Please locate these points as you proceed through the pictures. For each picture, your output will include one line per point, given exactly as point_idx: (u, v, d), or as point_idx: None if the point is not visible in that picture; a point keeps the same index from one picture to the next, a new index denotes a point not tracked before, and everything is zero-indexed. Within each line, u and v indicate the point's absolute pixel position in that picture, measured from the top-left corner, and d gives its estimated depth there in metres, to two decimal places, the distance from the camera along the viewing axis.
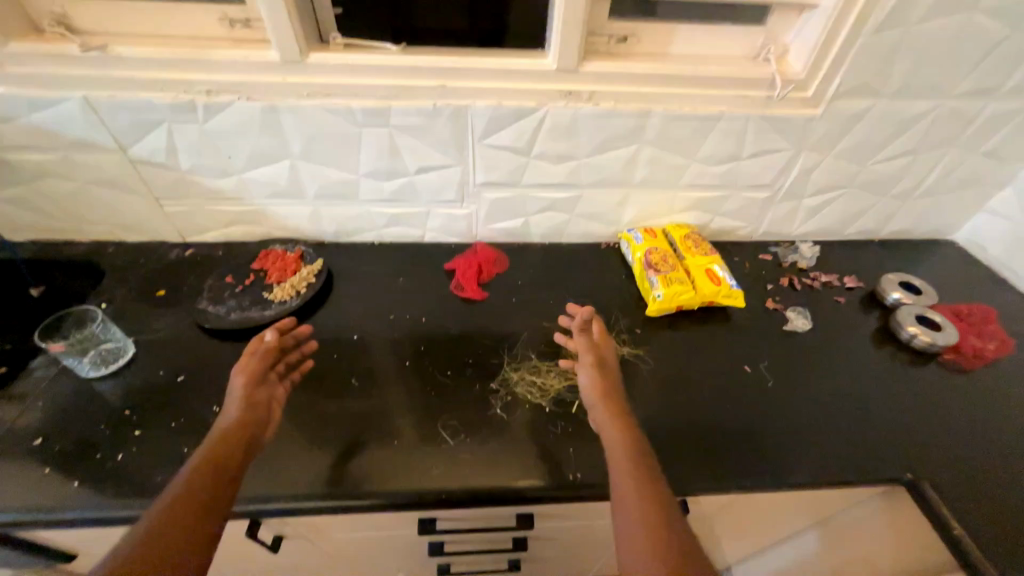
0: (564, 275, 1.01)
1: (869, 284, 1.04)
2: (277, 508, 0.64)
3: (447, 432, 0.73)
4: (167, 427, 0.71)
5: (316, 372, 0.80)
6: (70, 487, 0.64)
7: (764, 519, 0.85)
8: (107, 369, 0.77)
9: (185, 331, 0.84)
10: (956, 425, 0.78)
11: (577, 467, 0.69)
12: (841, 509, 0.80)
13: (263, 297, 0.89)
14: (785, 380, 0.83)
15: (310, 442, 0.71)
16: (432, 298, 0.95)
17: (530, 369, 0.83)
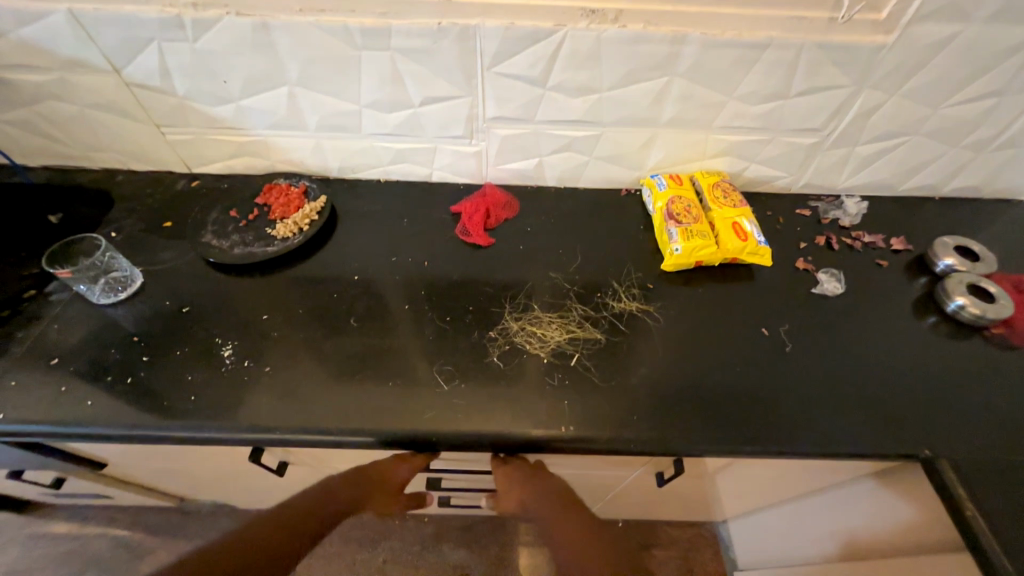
0: (577, 223, 0.95)
1: (918, 246, 0.93)
2: (275, 438, 0.66)
3: (442, 377, 0.72)
4: (172, 356, 0.73)
5: (316, 311, 0.80)
6: (85, 405, 0.67)
7: (763, 481, 0.84)
8: (114, 298, 0.78)
9: (190, 263, 0.85)
10: (993, 405, 0.71)
11: (571, 420, 0.68)
12: (847, 479, 0.77)
13: (266, 233, 0.88)
14: (804, 345, 0.77)
15: (307, 378, 0.72)
16: (437, 241, 0.91)
17: (532, 319, 0.80)
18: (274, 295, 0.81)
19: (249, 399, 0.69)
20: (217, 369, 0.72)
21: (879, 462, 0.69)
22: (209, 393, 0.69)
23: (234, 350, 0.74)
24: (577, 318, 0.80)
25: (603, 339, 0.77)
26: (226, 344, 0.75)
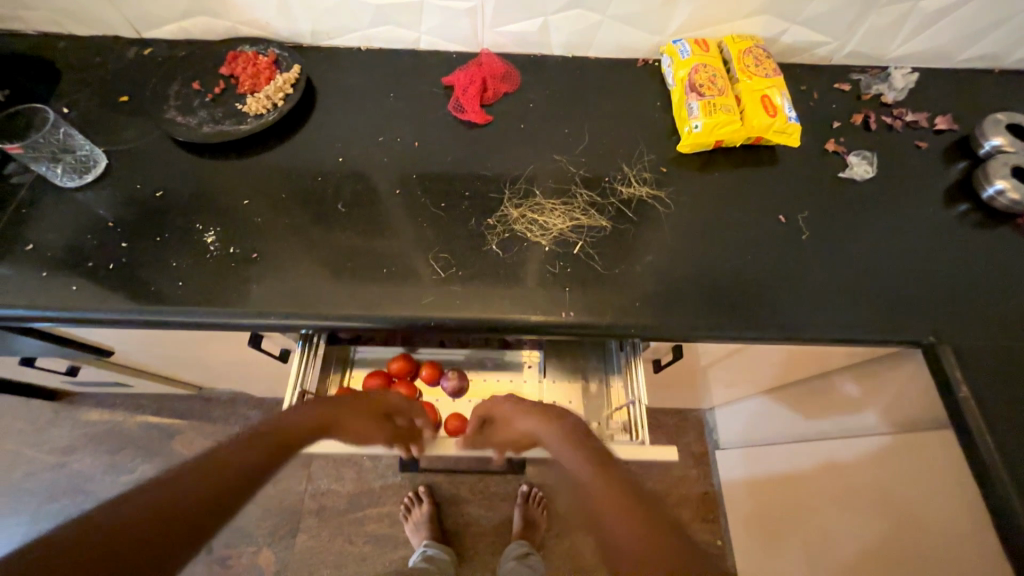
0: (585, 99, 0.84)
1: (965, 126, 0.83)
2: (272, 323, 0.66)
3: (439, 265, 0.69)
4: (153, 242, 0.69)
5: (301, 198, 0.74)
6: (71, 290, 0.65)
7: (758, 368, 0.86)
8: (80, 181, 0.72)
9: (157, 143, 0.77)
10: (1007, 293, 0.69)
11: (572, 306, 0.66)
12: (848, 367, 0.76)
13: (236, 109, 0.78)
14: (822, 233, 0.73)
15: (298, 266, 0.69)
16: (428, 120, 0.82)
17: (533, 205, 0.74)
18: (253, 179, 0.75)
19: (241, 285, 0.67)
20: (202, 256, 0.69)
21: (878, 347, 0.68)
22: (197, 279, 0.67)
23: (217, 237, 0.70)
24: (582, 204, 0.74)
25: (608, 226, 0.72)
26: (207, 231, 0.70)
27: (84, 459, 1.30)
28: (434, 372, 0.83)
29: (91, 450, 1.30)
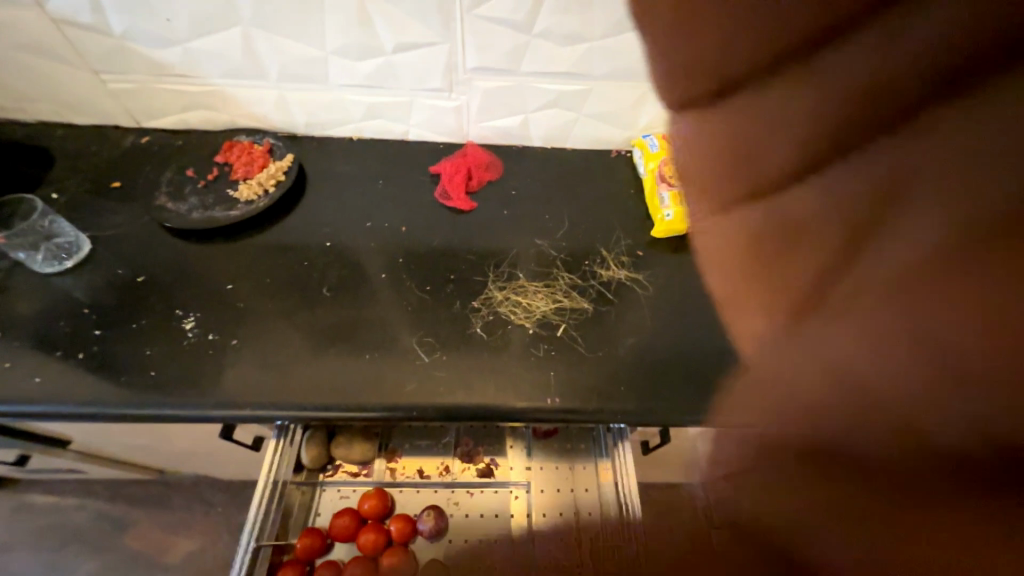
0: (562, 186, 0.90)
1: None
2: (246, 413, 0.63)
3: (423, 349, 0.69)
4: (128, 328, 0.68)
5: (286, 281, 0.75)
6: (33, 382, 0.62)
7: None
8: (60, 266, 0.72)
9: (145, 228, 0.77)
10: None
11: (556, 390, 0.66)
12: None
13: (228, 195, 0.81)
14: None
15: (277, 352, 0.68)
16: (415, 205, 0.85)
17: (516, 289, 0.76)
18: (239, 263, 0.76)
19: (216, 372, 0.65)
20: (180, 342, 0.67)
21: None
22: (172, 367, 0.65)
23: (197, 323, 0.69)
24: (563, 287, 0.76)
25: (590, 309, 0.74)
26: (187, 316, 0.69)
27: (20, 558, 1.16)
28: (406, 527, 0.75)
29: (29, 547, 1.17)
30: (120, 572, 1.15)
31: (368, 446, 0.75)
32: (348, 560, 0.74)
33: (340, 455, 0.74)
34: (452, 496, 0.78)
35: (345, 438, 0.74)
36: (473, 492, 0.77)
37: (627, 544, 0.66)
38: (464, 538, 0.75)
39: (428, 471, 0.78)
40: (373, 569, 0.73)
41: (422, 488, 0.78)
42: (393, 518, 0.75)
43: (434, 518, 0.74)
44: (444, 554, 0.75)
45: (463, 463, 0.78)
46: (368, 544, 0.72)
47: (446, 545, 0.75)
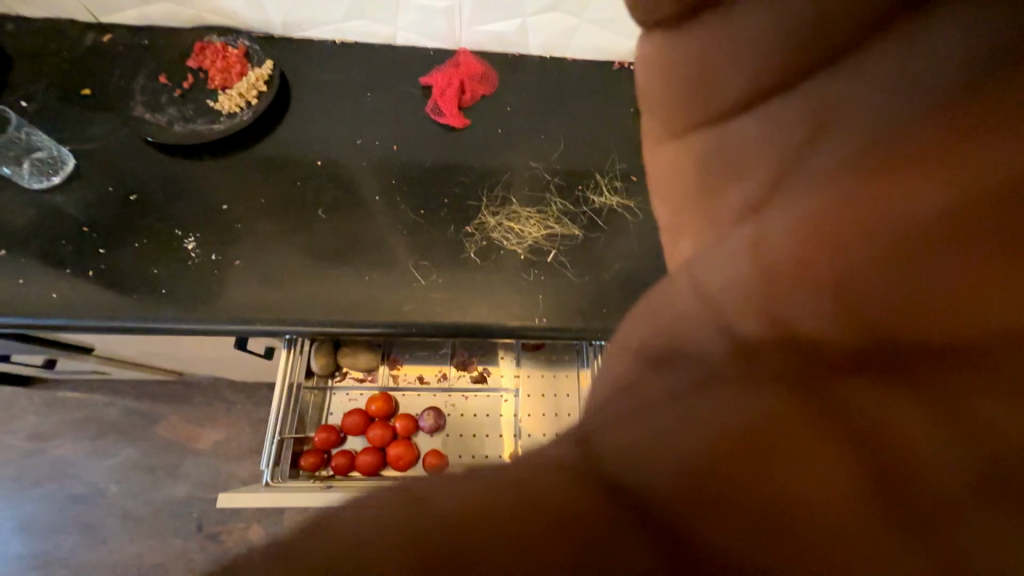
0: (560, 102, 0.86)
1: None
2: (257, 329, 0.68)
3: (420, 272, 0.72)
4: (131, 247, 0.69)
5: (281, 202, 0.75)
6: (49, 298, 0.66)
7: None
8: (48, 182, 0.71)
9: (127, 142, 0.75)
10: None
11: (545, 312, 0.71)
12: None
13: (208, 106, 0.77)
14: None
15: (281, 272, 0.71)
16: (405, 121, 0.82)
17: (509, 214, 0.77)
18: (230, 182, 0.75)
19: (224, 291, 0.69)
20: (184, 262, 0.69)
21: None
22: (180, 285, 0.68)
23: (198, 243, 0.71)
24: (556, 212, 0.78)
25: (581, 235, 0.76)
26: (187, 236, 0.71)
27: (63, 446, 1.30)
28: (409, 425, 0.85)
29: (70, 435, 1.31)
30: (156, 457, 1.31)
31: (372, 356, 0.81)
32: (360, 451, 0.85)
33: (347, 363, 0.81)
34: (449, 399, 0.87)
35: (351, 349, 0.81)
36: (468, 396, 0.86)
37: None
38: (460, 433, 0.86)
39: (428, 377, 0.86)
40: (382, 458, 0.84)
41: (423, 392, 0.87)
42: (397, 417, 0.86)
43: (433, 416, 0.84)
44: (443, 446, 0.86)
45: (459, 371, 0.86)
46: (376, 437, 0.83)
47: (445, 439, 0.86)
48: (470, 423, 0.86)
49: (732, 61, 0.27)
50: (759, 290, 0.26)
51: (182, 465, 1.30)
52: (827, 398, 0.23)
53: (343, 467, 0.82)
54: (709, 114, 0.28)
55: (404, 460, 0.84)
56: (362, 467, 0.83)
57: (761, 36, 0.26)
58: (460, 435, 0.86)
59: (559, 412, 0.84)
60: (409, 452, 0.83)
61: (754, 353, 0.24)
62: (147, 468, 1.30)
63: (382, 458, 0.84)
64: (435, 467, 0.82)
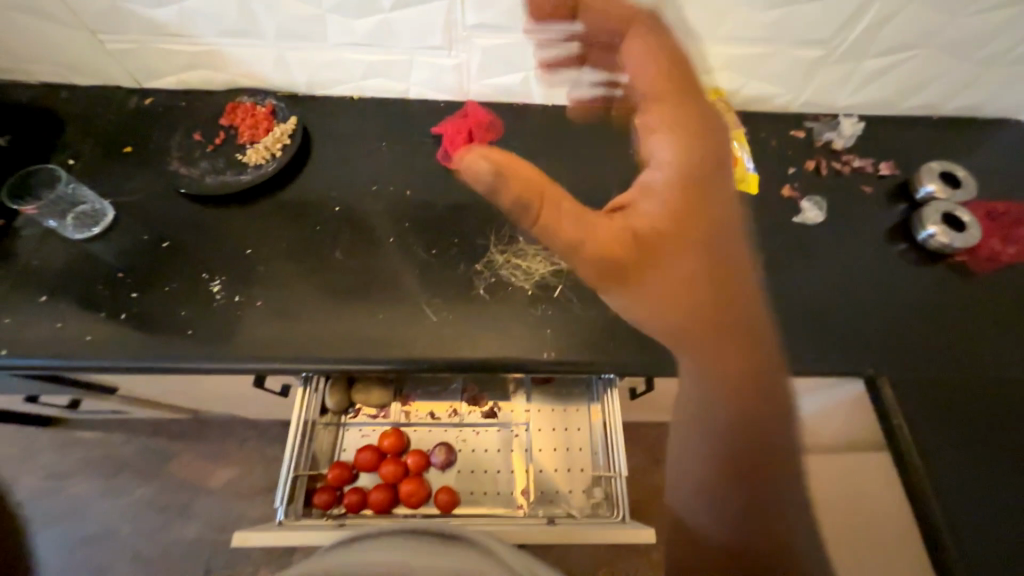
0: (563, 146, 0.91)
1: (907, 171, 0.92)
2: (275, 367, 0.71)
3: (431, 309, 0.75)
4: (161, 291, 0.74)
5: (301, 244, 0.79)
6: (83, 340, 0.70)
7: None
8: (89, 231, 0.76)
9: (162, 193, 0.81)
10: (937, 324, 0.78)
11: (554, 346, 0.73)
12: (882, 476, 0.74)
13: (237, 160, 0.83)
14: (778, 274, 0.81)
15: (300, 311, 0.74)
16: (418, 167, 0.87)
17: (516, 252, 0.80)
18: (255, 228, 0.80)
19: (245, 330, 0.72)
20: (209, 303, 0.73)
21: (827, 377, 0.77)
22: (205, 325, 0.72)
23: (222, 285, 0.75)
24: None
25: None
26: (213, 279, 0.75)
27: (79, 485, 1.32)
28: (421, 461, 0.86)
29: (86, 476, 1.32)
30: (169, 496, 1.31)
31: (384, 393, 0.83)
32: (372, 488, 0.85)
33: (360, 400, 0.83)
34: (460, 434, 0.87)
35: (364, 386, 0.82)
36: (479, 431, 0.87)
37: (612, 474, 0.77)
38: (472, 469, 0.86)
39: (439, 413, 0.87)
40: (394, 495, 0.85)
41: (434, 427, 0.88)
42: (410, 452, 0.86)
43: (445, 452, 0.86)
44: (455, 483, 0.86)
45: (469, 406, 0.87)
46: (388, 474, 0.84)
47: (456, 475, 0.87)
48: (481, 459, 0.86)
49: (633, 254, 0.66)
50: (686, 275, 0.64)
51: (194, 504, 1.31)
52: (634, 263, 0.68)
53: (355, 505, 0.82)
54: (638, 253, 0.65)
55: (416, 496, 0.84)
56: (374, 504, 0.83)
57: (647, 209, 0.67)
58: (471, 471, 0.86)
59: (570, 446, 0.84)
60: (421, 489, 0.84)
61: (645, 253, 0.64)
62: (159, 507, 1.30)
63: (394, 495, 0.84)
64: (447, 504, 0.82)
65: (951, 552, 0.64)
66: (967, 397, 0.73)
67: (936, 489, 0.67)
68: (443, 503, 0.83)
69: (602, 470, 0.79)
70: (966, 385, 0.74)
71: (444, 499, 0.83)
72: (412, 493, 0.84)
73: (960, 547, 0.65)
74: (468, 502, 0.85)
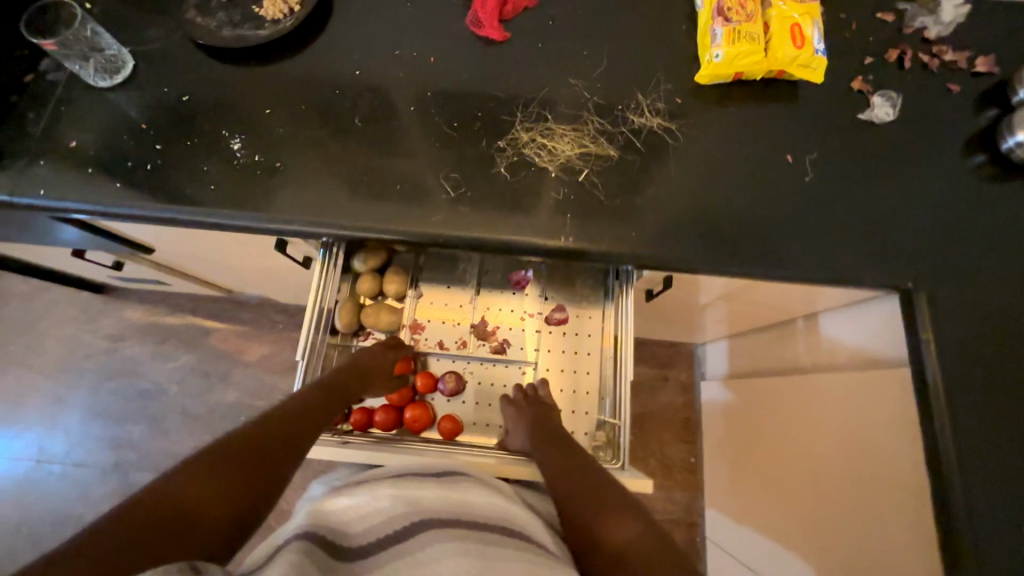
0: (607, 18, 0.81)
1: (1008, 69, 0.78)
2: (294, 229, 0.71)
3: (450, 184, 0.73)
4: (184, 145, 0.73)
5: (319, 109, 0.76)
6: (113, 187, 0.71)
7: (763, 305, 0.91)
8: (112, 80, 0.75)
9: (180, 46, 0.78)
10: (998, 244, 0.71)
11: (574, 232, 0.70)
12: (883, 458, 0.73)
13: (253, 12, 0.78)
14: (828, 177, 0.73)
15: (315, 180, 0.73)
16: (444, 32, 0.80)
17: (543, 131, 0.75)
18: (274, 87, 0.77)
19: (265, 190, 0.72)
20: (230, 161, 0.73)
21: (861, 289, 0.72)
22: (227, 183, 0.72)
23: (243, 144, 0.74)
24: (592, 131, 0.75)
25: (616, 156, 0.74)
26: (234, 138, 0.74)
27: (130, 348, 1.45)
28: (429, 385, 0.89)
29: (137, 340, 1.45)
30: (209, 364, 1.44)
31: (393, 319, 0.87)
32: (377, 409, 0.88)
33: (369, 323, 0.87)
34: (468, 367, 0.90)
35: (373, 309, 0.86)
36: (487, 365, 0.89)
37: (618, 421, 0.77)
38: (479, 401, 0.89)
39: (447, 343, 0.89)
40: (398, 417, 0.87)
41: (443, 356, 0.89)
42: (419, 374, 0.89)
43: (454, 380, 0.87)
44: (460, 412, 0.89)
45: (477, 339, 0.88)
46: (395, 396, 0.87)
47: (462, 405, 0.89)
48: (487, 393, 0.89)
49: (539, 428, 0.75)
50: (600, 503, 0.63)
51: (231, 374, 1.43)
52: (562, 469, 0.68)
53: (361, 423, 0.86)
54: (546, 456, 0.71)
55: (420, 422, 0.86)
56: (379, 424, 0.86)
57: (533, 419, 0.77)
58: (476, 404, 0.89)
59: (577, 389, 0.87)
60: (425, 414, 0.86)
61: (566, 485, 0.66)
62: (201, 373, 1.43)
63: (399, 416, 0.87)
64: (448, 431, 0.85)
65: (950, 464, 0.64)
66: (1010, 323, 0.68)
67: (952, 405, 0.65)
68: (445, 428, 0.85)
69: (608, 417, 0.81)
70: (1012, 310, 0.68)
71: (446, 426, 0.85)
72: (416, 417, 0.86)
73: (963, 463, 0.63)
74: (470, 430, 0.88)
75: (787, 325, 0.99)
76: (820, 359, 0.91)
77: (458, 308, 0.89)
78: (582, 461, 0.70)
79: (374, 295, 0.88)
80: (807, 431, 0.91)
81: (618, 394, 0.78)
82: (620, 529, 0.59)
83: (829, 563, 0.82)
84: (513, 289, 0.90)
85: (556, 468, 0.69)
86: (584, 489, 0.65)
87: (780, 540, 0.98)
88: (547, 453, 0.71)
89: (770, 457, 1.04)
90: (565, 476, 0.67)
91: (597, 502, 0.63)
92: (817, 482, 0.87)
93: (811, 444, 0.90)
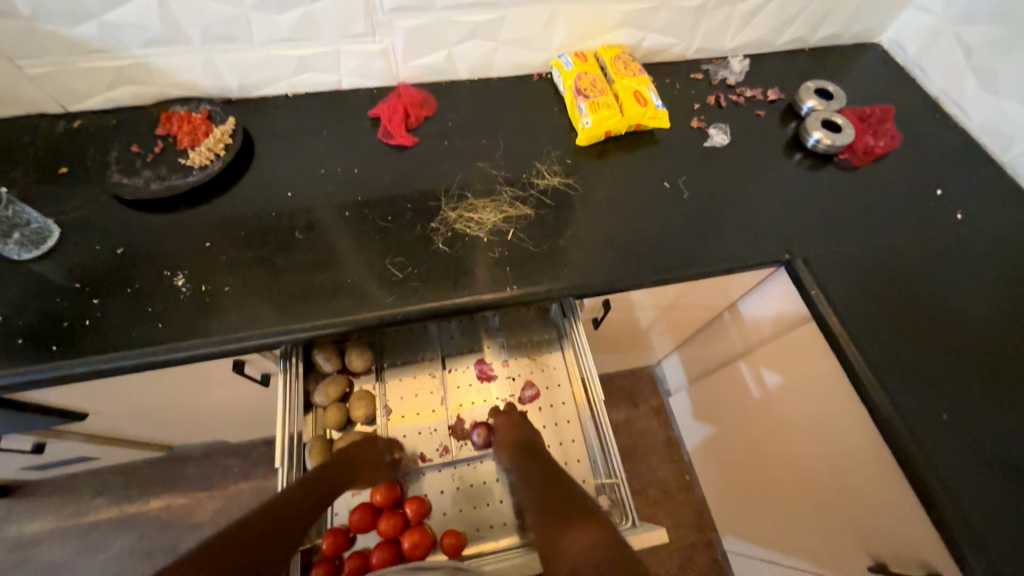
0: (495, 114, 0.99)
1: (790, 95, 1.06)
2: (251, 345, 0.72)
3: (396, 268, 0.80)
4: (122, 294, 0.74)
5: (258, 234, 0.82)
6: (49, 350, 0.69)
7: (695, 309, 1.04)
8: (37, 252, 0.76)
9: (108, 207, 0.81)
10: (835, 212, 0.91)
11: (516, 281, 0.79)
12: (835, 428, 0.83)
13: (180, 164, 0.85)
14: (699, 192, 0.91)
15: (264, 296, 0.76)
16: (361, 148, 0.92)
17: (467, 207, 0.87)
18: (210, 222, 0.82)
19: (214, 315, 0.74)
20: (175, 298, 0.74)
21: (756, 270, 0.87)
22: (175, 317, 0.73)
23: (187, 279, 0.76)
24: (508, 199, 0.88)
25: (533, 213, 0.86)
26: (177, 275, 0.76)
27: (51, 550, 1.23)
28: (420, 507, 0.80)
29: (59, 537, 1.24)
30: (155, 539, 1.26)
31: None
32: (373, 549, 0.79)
33: None
34: (456, 471, 0.86)
35: (344, 439, 0.82)
36: (475, 464, 0.86)
37: (615, 480, 0.78)
38: (474, 505, 0.84)
39: (429, 454, 0.86)
40: (397, 551, 0.78)
41: (428, 470, 0.85)
42: (408, 500, 0.81)
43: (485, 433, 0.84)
44: (459, 524, 0.82)
45: (459, 440, 0.87)
46: (388, 528, 0.78)
47: (460, 515, 0.83)
48: (480, 492, 0.85)
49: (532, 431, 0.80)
50: (562, 507, 0.61)
51: (183, 543, 1.26)
52: (534, 478, 0.69)
53: (358, 570, 0.76)
54: (523, 457, 0.74)
55: (422, 547, 0.77)
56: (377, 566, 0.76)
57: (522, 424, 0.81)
58: (473, 507, 0.84)
59: (568, 460, 0.86)
60: (425, 537, 0.77)
61: (537, 492, 0.66)
62: (146, 553, 1.24)
63: (397, 550, 0.78)
64: (454, 547, 0.76)
65: (877, 390, 0.73)
66: (868, 268, 0.85)
67: (856, 341, 0.77)
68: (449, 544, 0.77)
69: (604, 478, 0.81)
70: (865, 257, 0.86)
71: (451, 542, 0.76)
72: (417, 544, 0.76)
73: (885, 388, 0.74)
74: (475, 540, 0.81)
75: (714, 320, 1.12)
76: (750, 339, 1.03)
77: (430, 413, 0.89)
78: (554, 468, 0.70)
79: (342, 426, 0.85)
80: (770, 420, 1.00)
81: (608, 451, 0.81)
82: (571, 532, 0.56)
83: (840, 541, 0.87)
84: (480, 379, 0.92)
85: (530, 476, 0.70)
86: (549, 495, 0.64)
87: (789, 531, 1.00)
88: (521, 461, 0.73)
89: (753, 453, 1.09)
90: (537, 483, 0.67)
91: (555, 521, 0.59)
92: (798, 467, 0.94)
93: (778, 435, 0.98)
